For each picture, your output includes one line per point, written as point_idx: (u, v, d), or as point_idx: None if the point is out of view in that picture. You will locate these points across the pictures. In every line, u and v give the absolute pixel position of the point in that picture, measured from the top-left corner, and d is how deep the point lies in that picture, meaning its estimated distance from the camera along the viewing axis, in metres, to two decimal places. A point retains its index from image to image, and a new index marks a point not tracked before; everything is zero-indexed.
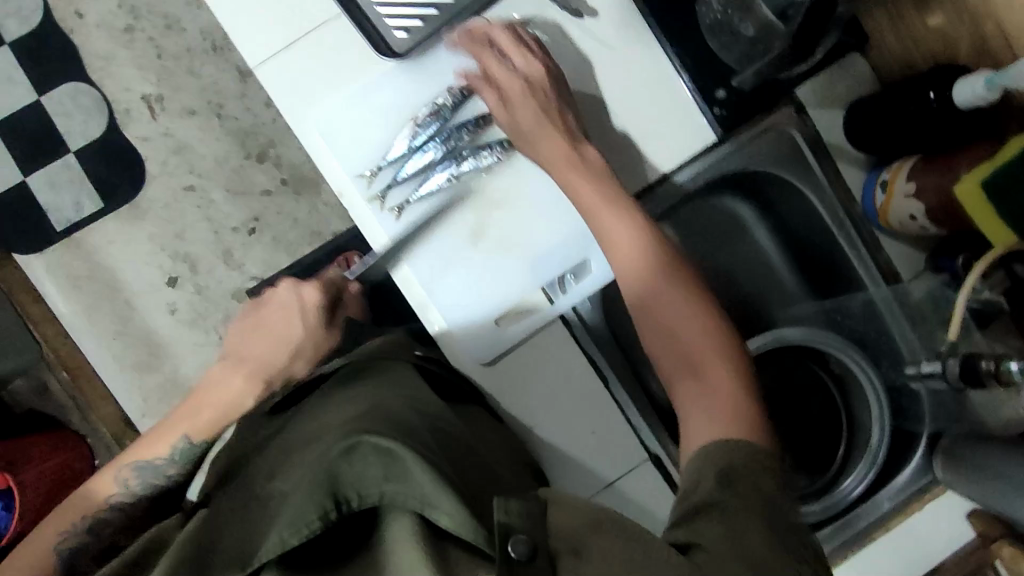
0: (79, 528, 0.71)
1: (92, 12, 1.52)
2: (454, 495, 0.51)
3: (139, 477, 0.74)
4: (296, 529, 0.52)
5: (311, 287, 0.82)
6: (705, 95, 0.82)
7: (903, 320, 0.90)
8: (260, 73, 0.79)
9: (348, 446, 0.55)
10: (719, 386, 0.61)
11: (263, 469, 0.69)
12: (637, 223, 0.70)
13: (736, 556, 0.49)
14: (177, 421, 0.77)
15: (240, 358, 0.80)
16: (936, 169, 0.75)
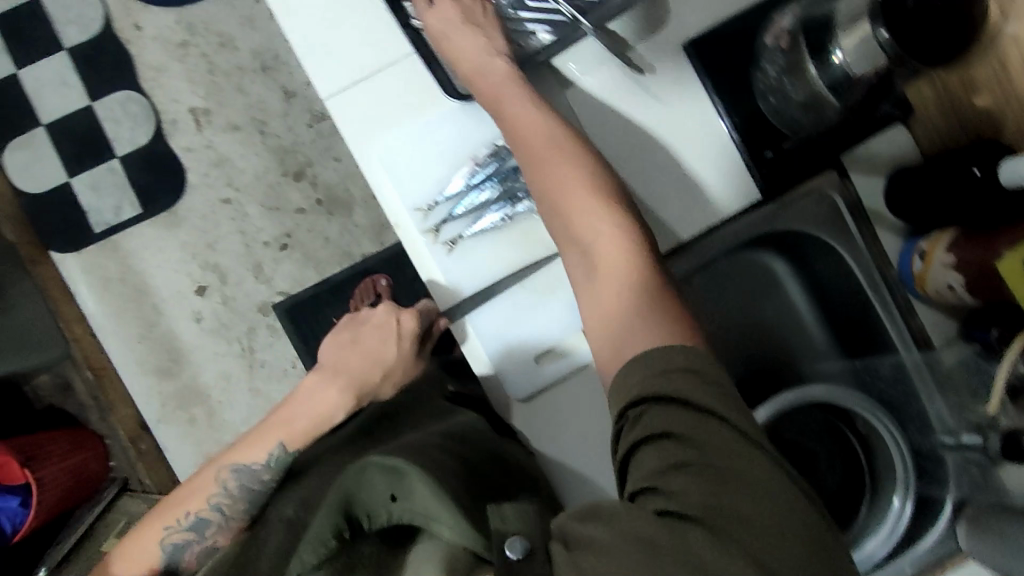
0: (185, 523, 0.79)
1: (150, 26, 1.58)
2: (452, 509, 0.64)
3: (238, 481, 0.80)
4: (315, 543, 0.63)
5: (409, 314, 0.87)
6: (754, 156, 0.85)
7: (932, 387, 0.90)
8: (330, 105, 0.84)
9: (358, 471, 0.69)
10: (650, 310, 0.63)
11: (297, 494, 0.76)
12: (611, 228, 0.69)
13: (726, 514, 0.48)
14: (273, 429, 0.83)
15: (335, 370, 0.86)
16: (977, 244, 0.77)
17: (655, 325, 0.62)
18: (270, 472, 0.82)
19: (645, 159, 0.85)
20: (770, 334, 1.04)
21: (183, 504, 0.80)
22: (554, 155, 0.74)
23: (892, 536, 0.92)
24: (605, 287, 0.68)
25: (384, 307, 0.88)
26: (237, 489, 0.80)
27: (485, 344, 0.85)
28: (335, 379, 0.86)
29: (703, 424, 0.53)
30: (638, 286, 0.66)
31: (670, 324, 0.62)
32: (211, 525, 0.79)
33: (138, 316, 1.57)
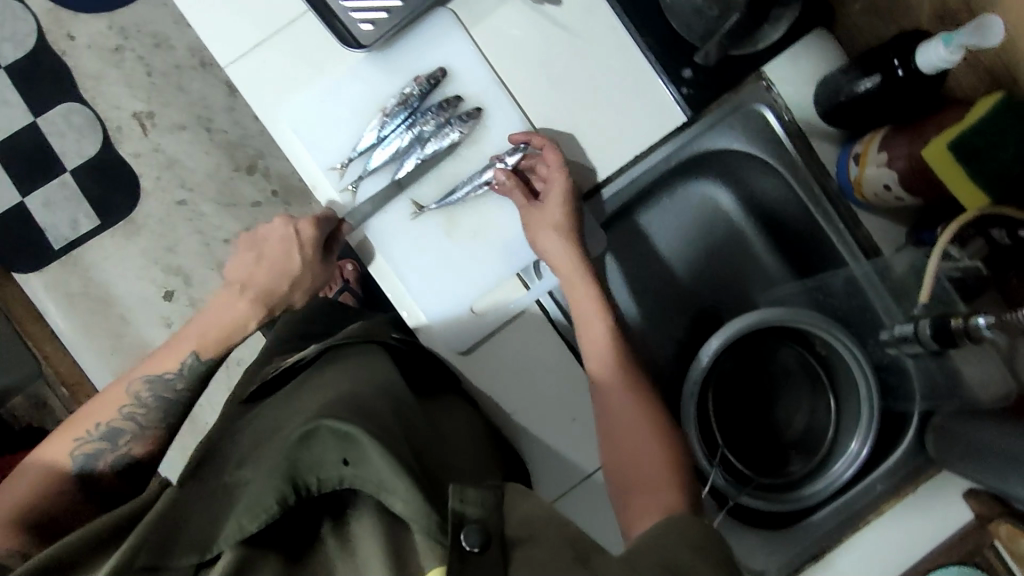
0: (96, 435, 0.72)
1: (84, 33, 1.41)
2: (410, 479, 0.52)
3: (150, 390, 0.75)
4: (254, 514, 0.54)
5: (306, 221, 0.81)
6: (671, 75, 0.84)
7: (885, 294, 0.86)
8: (231, 72, 0.80)
9: (306, 432, 0.55)
10: (657, 468, 0.68)
11: (234, 456, 0.67)
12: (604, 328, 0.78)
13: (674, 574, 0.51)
14: (184, 340, 0.79)
15: (243, 284, 0.84)
16: (906, 135, 0.74)
17: (656, 496, 0.65)
18: (185, 382, 0.77)
19: (562, 93, 0.83)
20: (719, 262, 1.02)
21: (92, 417, 0.73)
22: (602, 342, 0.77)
23: (860, 456, 0.89)
24: (616, 438, 0.72)
25: (282, 219, 0.83)
26: (150, 399, 0.75)
27: (421, 300, 0.84)
28: (244, 292, 0.84)
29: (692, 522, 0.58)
30: (641, 451, 0.70)
31: (674, 496, 0.65)
32: (125, 436, 0.73)
33: (107, 331, 1.41)
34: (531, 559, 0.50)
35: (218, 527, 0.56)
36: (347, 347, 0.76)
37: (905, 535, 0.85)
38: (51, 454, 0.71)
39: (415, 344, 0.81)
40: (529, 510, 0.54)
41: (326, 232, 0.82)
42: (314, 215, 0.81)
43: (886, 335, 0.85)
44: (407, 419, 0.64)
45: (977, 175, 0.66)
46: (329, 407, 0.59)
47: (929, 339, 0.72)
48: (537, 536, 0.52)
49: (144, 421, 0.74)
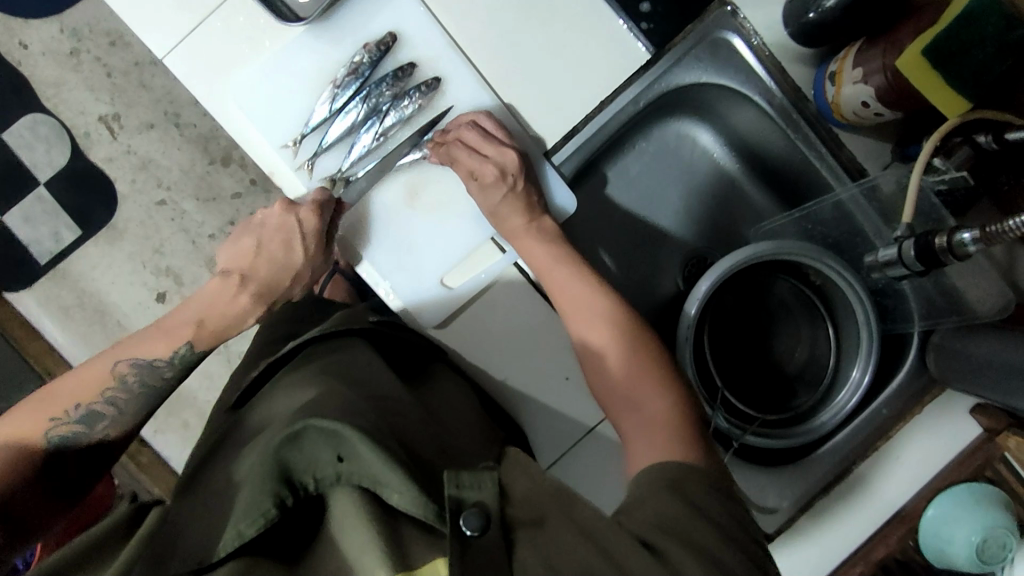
0: (73, 416, 0.68)
1: (36, 39, 1.35)
2: (401, 471, 0.51)
3: (138, 375, 0.71)
4: (252, 519, 0.51)
5: (308, 211, 0.77)
6: (630, 12, 0.80)
7: (872, 212, 0.83)
8: (170, 62, 0.76)
9: (293, 433, 0.53)
10: (656, 413, 0.64)
11: (223, 459, 0.65)
12: (587, 279, 0.74)
13: (682, 543, 0.49)
14: (177, 327, 0.75)
15: (243, 275, 0.79)
16: (879, 48, 0.71)
17: (662, 438, 0.61)
18: (172, 371, 0.74)
19: (516, 44, 0.79)
20: (706, 205, 0.99)
21: (69, 395, 0.68)
22: (573, 306, 0.73)
23: (863, 383, 0.86)
24: (609, 394, 0.69)
25: (280, 207, 0.79)
26: (135, 383, 0.71)
27: (393, 280, 0.83)
28: (244, 283, 0.79)
29: (697, 473, 0.56)
30: (640, 398, 0.66)
31: (678, 440, 0.61)
32: (102, 419, 0.69)
33: (106, 339, 1.38)
34: (539, 542, 0.49)
35: (216, 537, 0.53)
36: (323, 343, 0.74)
37: (917, 453, 0.86)
38: (22, 426, 0.65)
39: (395, 324, 0.79)
40: (535, 488, 0.54)
41: (327, 218, 0.78)
42: (314, 201, 0.77)
43: (872, 259, 0.84)
44: (390, 409, 0.63)
45: (954, 79, 0.63)
46: (311, 407, 0.58)
47: (914, 261, 0.70)
48: (548, 517, 0.51)
49: (127, 404, 0.71)
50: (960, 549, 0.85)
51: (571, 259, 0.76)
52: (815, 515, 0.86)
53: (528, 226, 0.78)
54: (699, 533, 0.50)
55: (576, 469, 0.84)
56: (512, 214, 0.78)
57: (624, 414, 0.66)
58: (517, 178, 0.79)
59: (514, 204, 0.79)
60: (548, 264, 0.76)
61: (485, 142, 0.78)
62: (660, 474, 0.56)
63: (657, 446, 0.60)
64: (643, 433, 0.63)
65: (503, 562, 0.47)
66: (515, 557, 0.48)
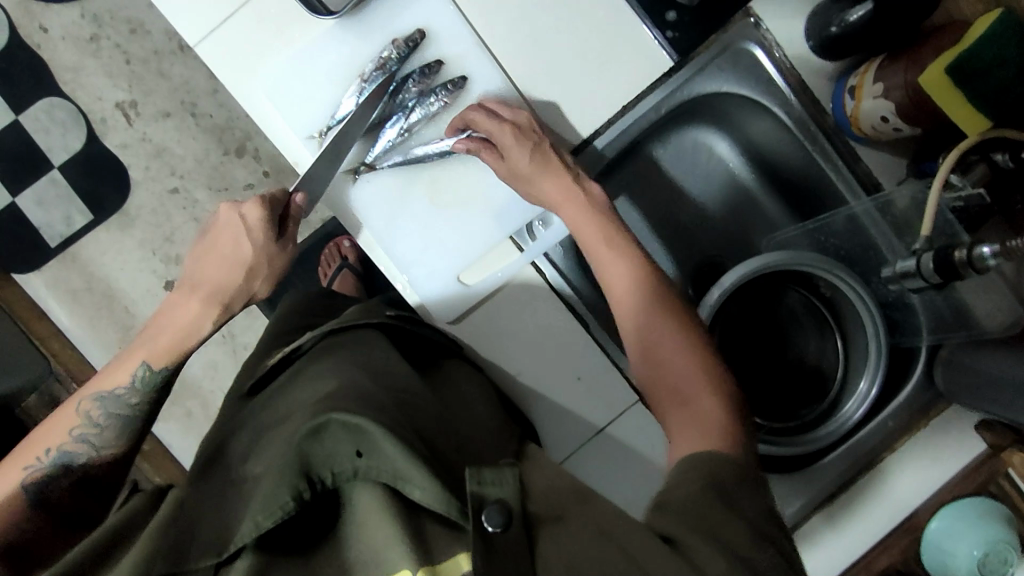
0: (48, 461, 0.67)
1: (56, 24, 1.36)
2: (423, 468, 0.52)
3: (102, 408, 0.69)
4: (270, 511, 0.52)
5: (252, 205, 0.72)
6: (655, 20, 0.81)
7: (887, 230, 0.84)
8: (201, 50, 0.77)
9: (315, 426, 0.54)
10: (699, 399, 0.64)
11: (239, 451, 0.66)
12: (634, 259, 0.73)
13: (708, 537, 0.50)
14: (134, 350, 0.71)
15: (194, 282, 0.74)
16: (899, 64, 0.72)
17: (694, 424, 0.62)
18: (147, 386, 0.70)
19: (542, 46, 0.80)
20: (719, 213, 1.00)
21: (40, 442, 0.68)
22: (620, 284, 0.72)
23: (871, 395, 0.88)
24: (644, 377, 0.68)
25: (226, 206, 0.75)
26: (103, 417, 0.69)
27: (411, 274, 0.84)
28: (195, 291, 0.73)
29: (738, 466, 0.57)
30: (685, 386, 0.65)
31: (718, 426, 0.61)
32: (79, 459, 0.68)
33: (113, 324, 1.39)
34: (559, 539, 0.50)
35: (232, 528, 0.54)
36: (342, 335, 0.75)
37: (920, 466, 0.87)
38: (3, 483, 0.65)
39: (411, 319, 0.80)
40: (553, 486, 0.55)
41: (276, 211, 0.75)
42: (258, 196, 0.73)
43: (889, 272, 0.85)
44: (410, 403, 0.63)
45: (976, 98, 0.64)
46: (331, 399, 0.59)
47: (931, 272, 0.72)
48: (567, 516, 0.52)
49: (107, 433, 0.69)
50: (962, 562, 0.85)
51: (617, 237, 0.74)
52: (819, 525, 0.88)
53: (573, 196, 0.77)
54: (721, 529, 0.51)
55: (588, 467, 0.85)
56: (553, 189, 0.77)
57: (670, 403, 0.65)
58: (536, 134, 0.78)
59: (551, 183, 0.77)
60: (595, 240, 0.74)
61: (501, 106, 0.79)
62: (703, 459, 0.56)
63: (697, 425, 0.61)
64: (687, 415, 0.63)
65: (527, 557, 0.48)
66: (539, 552, 0.49)
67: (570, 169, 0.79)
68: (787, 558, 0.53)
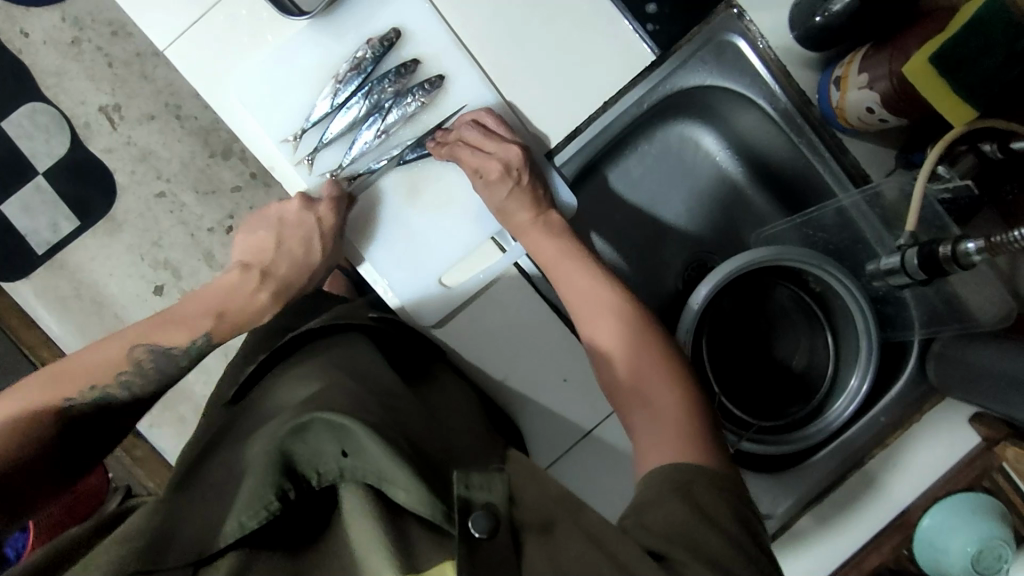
0: (89, 397, 0.64)
1: (37, 28, 1.34)
2: (408, 468, 0.52)
3: (154, 361, 0.68)
4: (254, 511, 0.52)
5: (327, 205, 0.77)
6: (635, 12, 0.79)
7: (875, 221, 0.82)
8: (172, 54, 0.76)
9: (300, 425, 0.55)
10: (666, 410, 0.63)
11: (223, 449, 0.66)
12: (596, 276, 0.74)
13: (692, 551, 0.49)
14: (195, 315, 0.74)
15: (263, 270, 0.82)
16: (885, 53, 0.70)
17: (664, 436, 0.61)
18: (189, 360, 0.71)
19: (520, 42, 0.79)
20: (711, 209, 0.98)
21: (84, 375, 0.64)
22: (582, 300, 0.73)
23: (862, 391, 0.86)
24: (613, 390, 0.68)
25: (299, 202, 0.79)
26: (151, 371, 0.68)
27: (390, 278, 0.82)
28: (264, 279, 0.82)
29: (711, 478, 0.56)
30: (650, 393, 0.65)
31: (687, 439, 0.60)
32: (114, 404, 0.65)
33: (102, 330, 1.38)
34: (544, 553, 0.48)
35: (213, 527, 0.53)
36: (326, 338, 0.74)
37: (916, 462, 0.85)
38: (37, 401, 0.61)
39: (393, 322, 0.80)
40: (543, 491, 0.53)
41: (342, 213, 0.79)
42: (331, 195, 0.78)
43: (873, 267, 0.83)
44: (397, 407, 0.62)
45: (960, 87, 0.62)
46: (315, 400, 0.59)
47: (915, 268, 0.70)
48: (556, 522, 0.50)
49: (145, 390, 0.67)
50: (955, 557, 0.86)
51: (578, 253, 0.76)
52: (817, 520, 0.86)
53: (535, 219, 0.78)
54: (706, 540, 0.50)
55: (577, 469, 0.84)
56: (518, 209, 0.78)
57: (636, 414, 0.65)
58: (521, 170, 0.77)
59: (522, 199, 0.78)
60: (557, 260, 0.76)
61: (484, 138, 0.77)
62: (668, 475, 0.56)
63: (664, 436, 0.61)
64: (651, 421, 0.63)
65: (511, 563, 0.47)
66: (525, 563, 0.47)
67: (537, 191, 0.79)
68: (768, 571, 0.51)
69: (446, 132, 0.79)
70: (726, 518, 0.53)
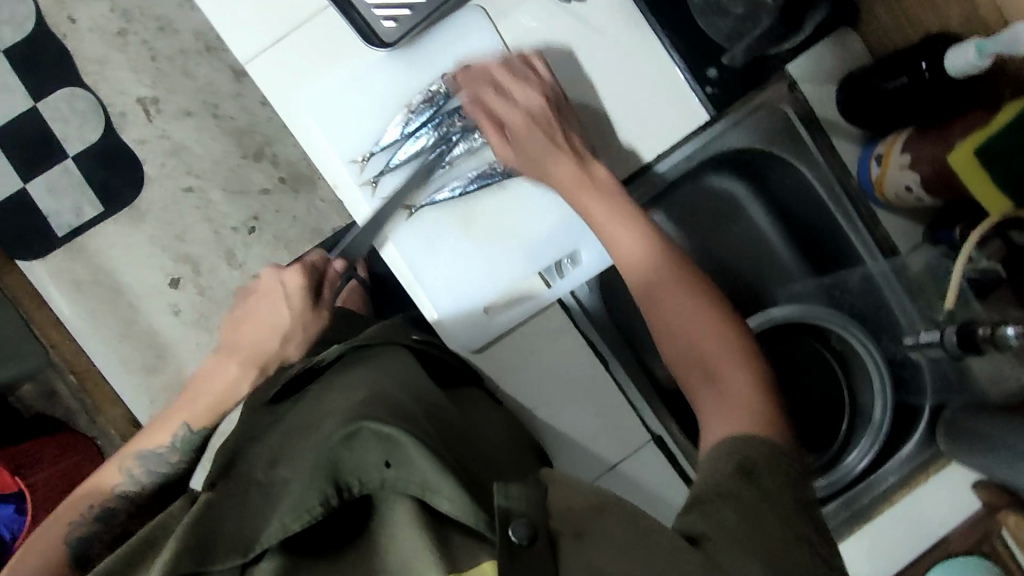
0: (94, 515, 0.71)
1: (85, 16, 1.37)
2: (453, 479, 0.53)
3: (144, 466, 0.74)
4: (298, 513, 0.53)
5: (292, 273, 0.84)
6: (697, 76, 0.83)
7: (899, 291, 0.90)
8: (251, 68, 0.79)
9: (347, 434, 0.56)
10: (729, 376, 0.65)
11: (260, 456, 0.67)
12: (643, 233, 0.74)
13: (743, 537, 0.50)
14: (176, 413, 0.78)
15: (233, 345, 0.84)
16: (929, 138, 0.76)
17: (723, 407, 0.63)
18: (179, 454, 0.76)
19: (585, 91, 0.82)
20: (740, 263, 1.02)
21: (83, 499, 0.72)
22: (627, 260, 0.73)
23: (874, 447, 0.93)
24: (670, 356, 0.70)
25: (271, 269, 0.86)
26: (145, 476, 0.74)
27: (437, 300, 0.83)
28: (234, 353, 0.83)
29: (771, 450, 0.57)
30: (709, 355, 0.67)
31: (749, 411, 0.61)
32: (121, 515, 0.72)
33: (114, 317, 1.37)
34: (589, 555, 0.48)
35: (257, 526, 0.55)
36: (365, 348, 0.77)
37: (918, 519, 0.89)
38: (47, 536, 0.67)
39: (435, 344, 0.84)
40: (576, 502, 0.54)
41: (312, 278, 0.85)
42: (301, 265, 0.85)
43: (911, 341, 0.87)
44: (440, 417, 0.66)
45: (1000, 178, 0.68)
46: (364, 406, 0.60)
47: (953, 346, 0.75)
48: (589, 530, 0.51)
49: (141, 496, 0.74)
50: None
51: (628, 212, 0.75)
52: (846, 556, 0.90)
53: (581, 176, 0.76)
54: (756, 530, 0.51)
55: None
56: (563, 165, 0.76)
57: (700, 386, 0.67)
58: (550, 121, 0.77)
59: (575, 176, 0.76)
60: (606, 217, 0.75)
61: (513, 83, 0.78)
62: (736, 447, 0.58)
63: (731, 406, 0.62)
64: (716, 398, 0.64)
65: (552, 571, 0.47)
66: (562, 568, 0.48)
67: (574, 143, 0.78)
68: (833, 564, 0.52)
69: (472, 69, 0.79)
70: (783, 506, 0.53)
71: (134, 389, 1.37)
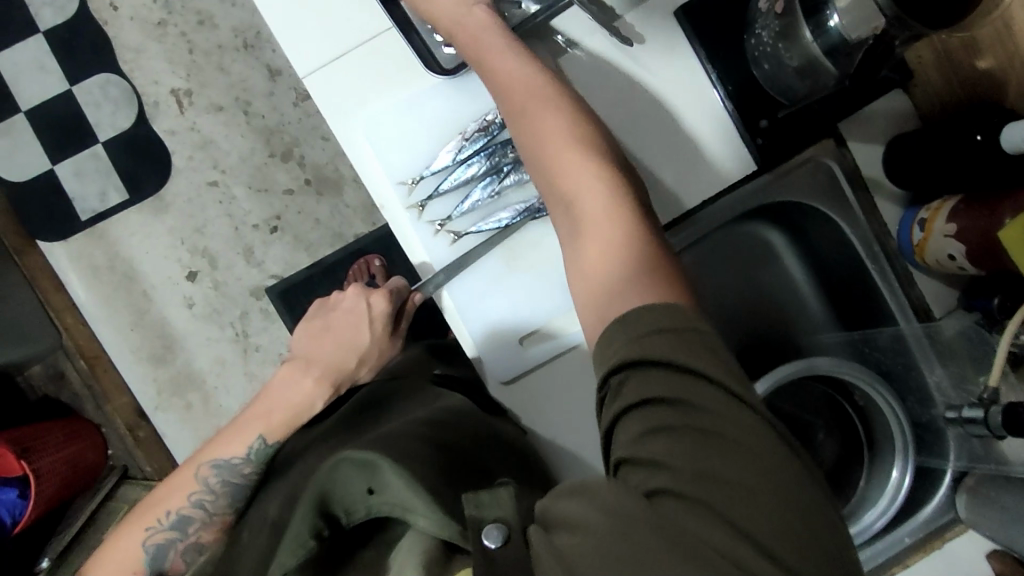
0: (167, 522, 0.79)
1: (127, 4, 1.37)
2: (431, 500, 0.58)
3: (218, 476, 0.81)
4: (293, 549, 0.59)
5: (377, 296, 0.88)
6: (747, 124, 0.81)
7: (931, 356, 0.88)
8: (309, 82, 0.79)
9: (330, 468, 0.62)
10: (620, 229, 0.58)
11: (279, 495, 0.74)
12: (558, 99, 0.66)
13: (690, 486, 0.44)
14: (253, 423, 0.84)
15: (307, 360, 0.87)
16: (978, 211, 0.76)
17: (640, 285, 0.54)
18: (252, 465, 0.82)
19: (636, 129, 0.80)
20: (769, 310, 1.03)
21: (162, 504, 0.80)
22: (541, 135, 0.65)
23: (892, 507, 0.91)
24: (551, 191, 0.64)
25: (354, 291, 0.89)
26: (218, 484, 0.81)
27: (470, 325, 0.84)
28: (308, 366, 0.87)
29: (680, 312, 0.51)
30: (588, 205, 0.60)
31: (645, 273, 0.55)
32: (194, 522, 0.79)
33: (129, 305, 1.37)
34: (553, 544, 0.45)
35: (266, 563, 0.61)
36: (390, 396, 0.85)
37: None
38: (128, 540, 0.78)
39: (458, 377, 0.92)
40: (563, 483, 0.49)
41: (396, 302, 0.89)
42: (387, 290, 0.88)
43: (950, 415, 0.84)
44: (445, 451, 0.69)
45: None
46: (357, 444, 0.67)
47: (999, 425, 0.75)
48: (552, 523, 0.47)
49: (217, 503, 0.80)
50: None
51: (547, 93, 0.67)
52: None
53: (508, 47, 0.70)
54: (705, 467, 0.44)
55: None
56: (490, 41, 0.71)
57: (582, 238, 0.60)
58: None
59: (526, 85, 0.68)
60: (523, 101, 0.67)
61: None
62: (644, 326, 0.50)
63: (622, 273, 0.55)
64: (602, 258, 0.57)
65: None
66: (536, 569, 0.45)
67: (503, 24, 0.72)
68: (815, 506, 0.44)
69: None
70: (741, 436, 0.45)
71: (143, 378, 1.36)
